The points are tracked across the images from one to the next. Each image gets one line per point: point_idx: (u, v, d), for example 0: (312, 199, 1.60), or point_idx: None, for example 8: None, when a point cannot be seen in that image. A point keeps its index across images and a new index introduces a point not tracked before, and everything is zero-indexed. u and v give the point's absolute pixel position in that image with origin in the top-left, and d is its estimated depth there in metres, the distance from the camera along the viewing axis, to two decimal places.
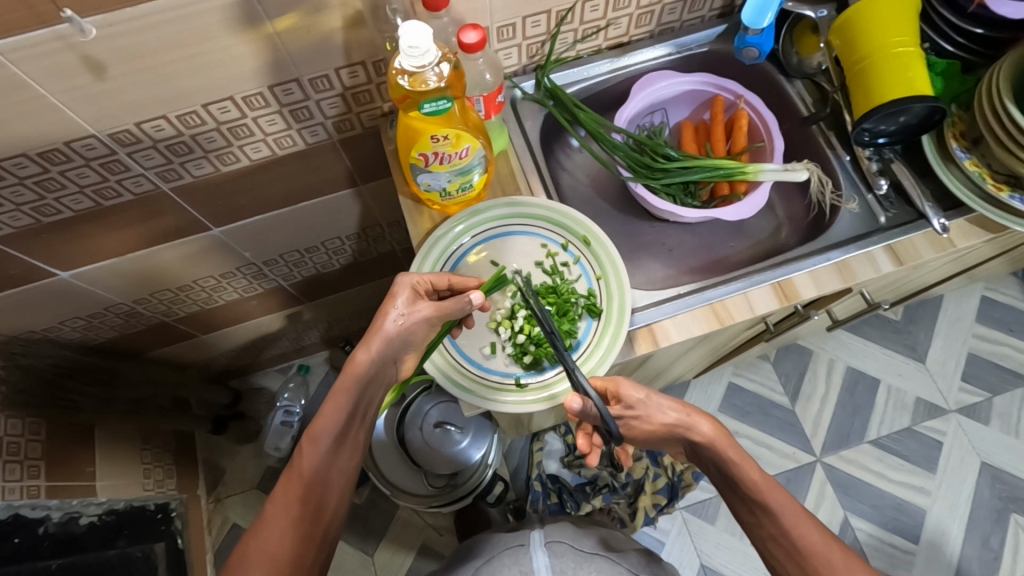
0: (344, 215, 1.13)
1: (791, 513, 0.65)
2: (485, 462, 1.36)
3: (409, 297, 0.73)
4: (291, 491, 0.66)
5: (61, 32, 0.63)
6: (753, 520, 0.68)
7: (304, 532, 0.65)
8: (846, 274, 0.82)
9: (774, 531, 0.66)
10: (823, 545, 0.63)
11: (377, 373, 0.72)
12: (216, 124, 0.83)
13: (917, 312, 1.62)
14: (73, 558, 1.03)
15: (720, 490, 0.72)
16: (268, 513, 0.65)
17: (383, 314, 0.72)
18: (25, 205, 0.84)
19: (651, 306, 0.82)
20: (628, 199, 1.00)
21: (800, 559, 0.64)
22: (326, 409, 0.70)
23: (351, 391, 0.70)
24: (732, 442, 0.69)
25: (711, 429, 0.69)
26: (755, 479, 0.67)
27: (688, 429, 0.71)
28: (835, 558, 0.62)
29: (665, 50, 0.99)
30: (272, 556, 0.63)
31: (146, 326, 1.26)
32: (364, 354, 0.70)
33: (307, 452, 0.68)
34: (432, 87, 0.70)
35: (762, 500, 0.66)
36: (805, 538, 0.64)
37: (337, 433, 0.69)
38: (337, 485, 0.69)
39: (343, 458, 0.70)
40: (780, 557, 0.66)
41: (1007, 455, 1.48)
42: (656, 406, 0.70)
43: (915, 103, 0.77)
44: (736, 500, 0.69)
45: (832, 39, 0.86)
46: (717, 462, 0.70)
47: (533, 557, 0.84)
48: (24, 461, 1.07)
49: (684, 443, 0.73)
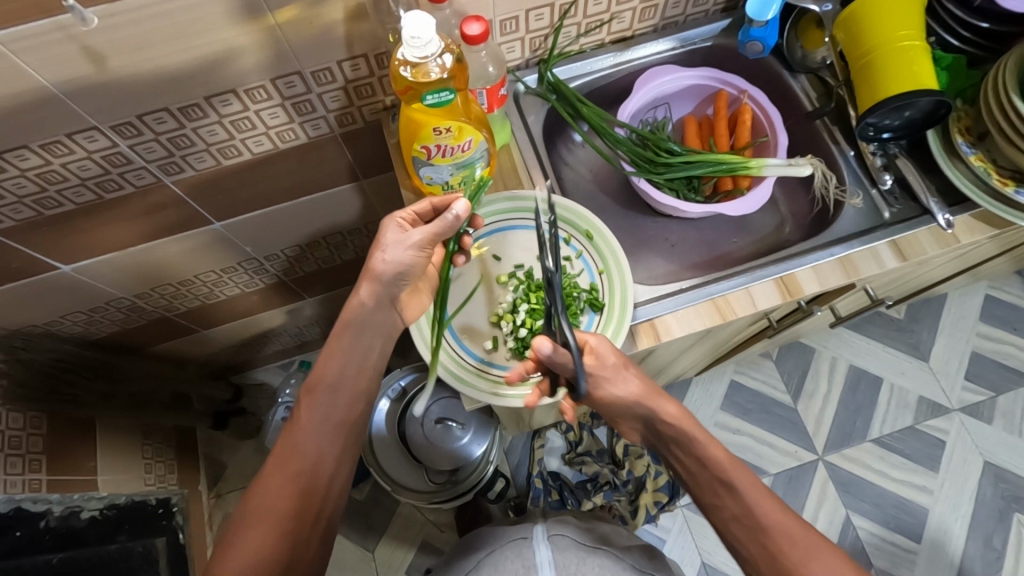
0: (345, 210, 1.13)
1: (752, 490, 0.68)
2: (487, 458, 1.36)
3: (398, 228, 0.74)
4: (289, 444, 0.70)
5: (62, 22, 0.63)
6: (716, 502, 0.69)
7: (303, 484, 0.69)
8: (849, 269, 0.82)
9: (737, 511, 0.68)
10: (782, 520, 0.66)
11: (370, 318, 0.74)
12: (218, 116, 0.82)
13: (920, 311, 1.61)
14: (73, 553, 1.02)
15: (683, 476, 0.73)
16: (269, 466, 0.70)
17: (374, 252, 0.73)
18: (26, 197, 0.84)
19: (652, 301, 0.82)
20: (631, 196, 0.99)
21: (762, 537, 0.66)
22: (322, 364, 0.74)
23: (343, 338, 0.74)
24: (696, 424, 0.73)
25: (674, 409, 0.72)
26: (720, 458, 0.70)
27: (653, 408, 0.73)
28: (795, 531, 0.65)
29: (668, 44, 0.98)
30: (273, 508, 0.67)
31: (147, 321, 1.26)
32: (355, 300, 0.73)
33: (304, 406, 0.72)
34: (434, 78, 0.69)
35: (727, 479, 0.69)
36: (766, 515, 0.66)
37: (332, 386, 0.73)
38: (338, 437, 0.72)
39: (343, 409, 0.73)
40: (742, 536, 0.67)
41: (1009, 454, 1.47)
42: (625, 378, 0.73)
43: (920, 97, 0.76)
44: (700, 484, 0.71)
45: (837, 33, 0.86)
46: (680, 442, 0.73)
47: (536, 551, 0.83)
48: (26, 455, 1.08)
49: (643, 423, 0.75)
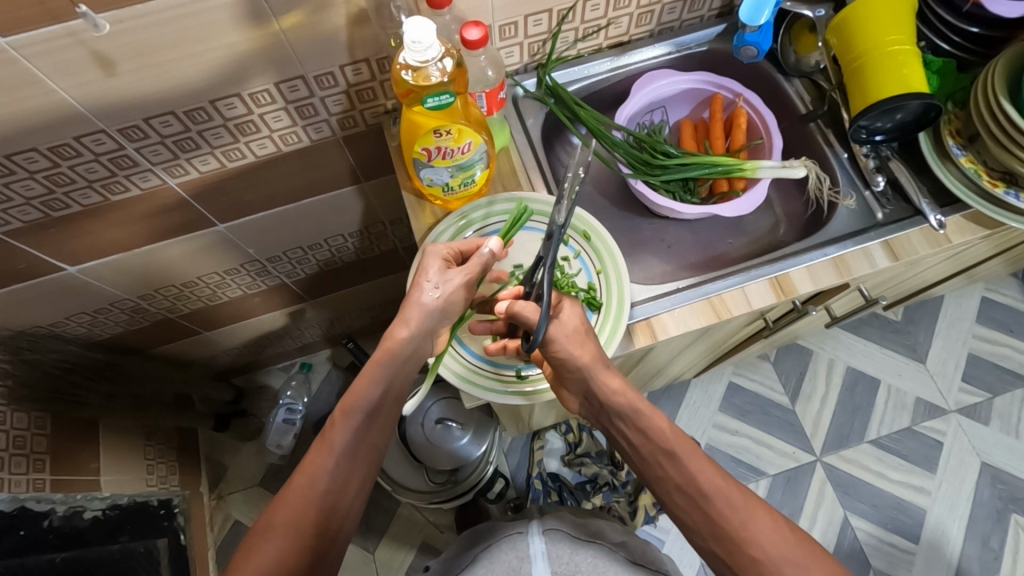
0: (347, 213, 1.14)
1: (693, 459, 0.69)
2: (487, 458, 1.38)
3: (440, 267, 0.76)
4: (319, 462, 0.68)
5: (72, 28, 0.65)
6: (659, 473, 0.71)
7: (328, 502, 0.67)
8: (842, 269, 0.83)
9: (680, 481, 0.69)
10: (723, 488, 0.67)
11: (414, 350, 0.75)
12: (223, 120, 0.84)
13: (917, 313, 1.62)
14: (77, 552, 1.03)
15: (626, 446, 0.75)
16: (294, 481, 0.67)
17: (417, 285, 0.75)
18: (34, 199, 0.85)
19: (649, 300, 0.83)
20: (628, 198, 1.01)
21: (702, 504, 0.67)
22: (360, 384, 0.73)
23: (386, 366, 0.73)
24: (640, 396, 0.74)
25: (617, 383, 0.73)
26: (664, 429, 0.71)
27: (598, 380, 0.74)
28: (734, 497, 0.66)
29: (664, 49, 1.00)
30: (298, 524, 0.65)
31: (151, 322, 1.27)
32: (403, 331, 0.73)
33: (339, 425, 0.70)
34: (435, 82, 0.71)
35: (669, 449, 0.70)
36: (707, 482, 0.67)
37: (368, 410, 0.72)
38: (364, 461, 0.71)
39: (373, 435, 0.72)
40: (686, 506, 0.68)
41: (1007, 455, 1.48)
42: (575, 349, 0.74)
43: (911, 100, 0.78)
44: (644, 454, 0.72)
45: (829, 38, 0.88)
46: (626, 416, 0.74)
47: (530, 543, 0.86)
48: (31, 455, 1.10)
49: (583, 393, 0.77)
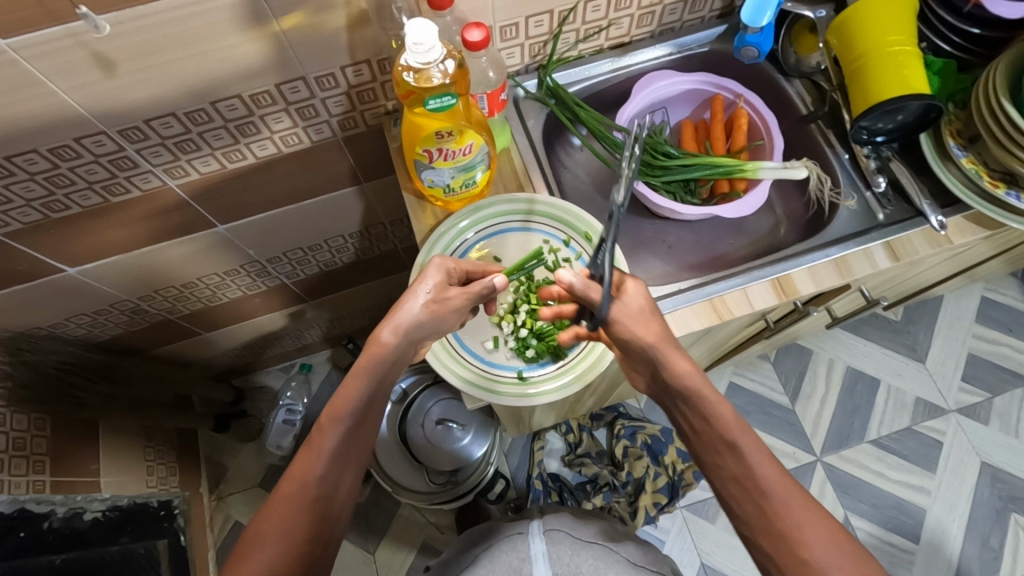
0: (348, 213, 1.14)
1: (756, 452, 0.63)
2: (488, 459, 1.38)
3: (439, 280, 0.76)
4: (307, 469, 0.66)
5: (73, 30, 0.64)
6: (717, 460, 0.65)
7: (318, 509, 0.65)
8: (843, 269, 0.83)
9: (737, 471, 0.63)
10: (783, 488, 0.61)
11: (400, 353, 0.73)
12: (223, 121, 0.84)
13: (917, 313, 1.62)
14: (77, 553, 1.03)
15: (687, 430, 0.69)
16: (282, 489, 0.65)
17: (411, 295, 0.74)
18: (34, 200, 0.85)
19: (650, 301, 0.83)
20: (629, 199, 1.01)
21: (759, 499, 0.61)
22: (347, 388, 0.70)
23: (375, 371, 0.71)
24: (706, 379, 0.67)
25: (686, 363, 0.68)
26: (727, 417, 0.65)
27: (664, 357, 0.69)
28: (795, 500, 0.60)
29: (665, 49, 1.00)
30: (288, 533, 0.62)
31: (151, 323, 1.27)
32: (389, 335, 0.72)
33: (326, 430, 0.67)
34: (436, 83, 0.71)
35: (731, 439, 0.64)
36: (767, 478, 0.61)
37: (355, 414, 0.69)
38: (353, 466, 0.68)
39: (361, 439, 0.70)
40: (740, 499, 0.62)
41: (1006, 454, 1.48)
42: (640, 325, 0.69)
43: (912, 101, 0.78)
44: (702, 439, 0.67)
45: (830, 39, 0.88)
46: (687, 398, 0.68)
47: (531, 544, 0.86)
48: (31, 457, 1.10)
49: (651, 369, 0.71)
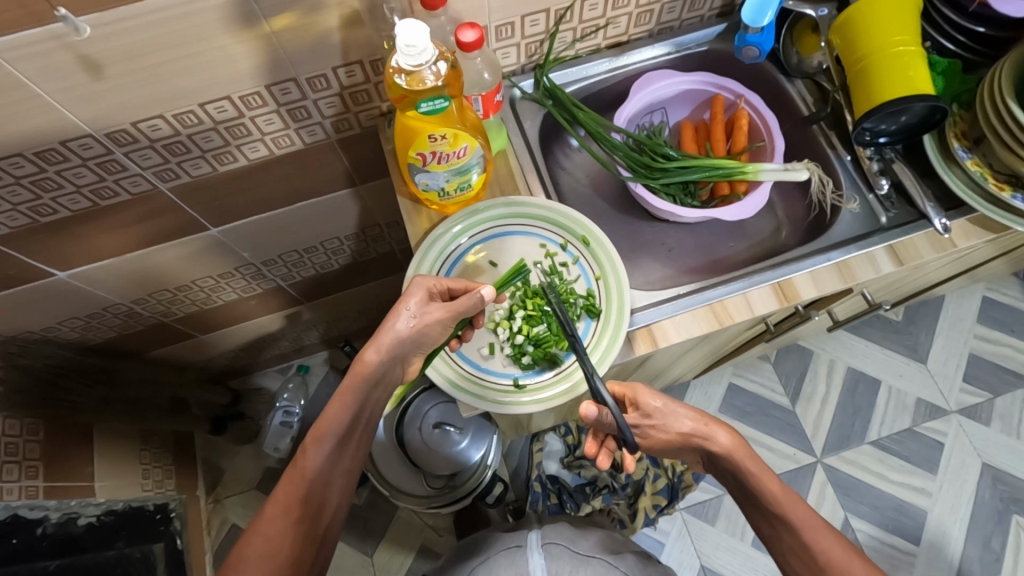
0: (343, 215, 1.13)
1: (810, 525, 0.65)
2: (485, 464, 1.35)
3: (422, 297, 0.74)
4: (293, 490, 0.66)
5: (56, 31, 0.63)
6: (774, 534, 0.68)
7: (303, 530, 0.65)
8: (846, 274, 0.82)
9: (795, 545, 0.65)
10: (843, 559, 0.62)
11: (384, 374, 0.74)
12: (214, 124, 0.82)
13: (918, 313, 1.61)
14: (71, 559, 1.02)
15: (742, 502, 0.72)
16: (268, 511, 0.65)
17: (391, 317, 0.73)
18: (21, 204, 0.84)
19: (649, 307, 0.82)
20: (628, 201, 1.00)
21: (821, 573, 0.63)
22: (331, 409, 0.70)
23: (357, 391, 0.72)
24: (751, 455, 0.71)
25: (727, 440, 0.71)
26: (774, 491, 0.67)
27: (707, 439, 0.73)
28: (856, 571, 0.61)
29: (664, 49, 0.98)
30: (273, 554, 0.62)
31: (145, 326, 1.26)
32: (373, 355, 0.72)
33: (311, 451, 0.68)
34: (429, 86, 0.69)
35: (782, 513, 0.66)
36: (825, 552, 0.63)
37: (340, 435, 0.70)
38: (337, 487, 0.69)
39: (345, 460, 0.71)
40: (802, 571, 0.64)
41: (1008, 456, 1.47)
42: (675, 415, 0.73)
43: (916, 102, 0.76)
44: (758, 514, 0.69)
45: (832, 38, 0.86)
46: (735, 473, 0.71)
47: (530, 559, 0.83)
48: (22, 462, 1.07)
49: (701, 453, 0.75)
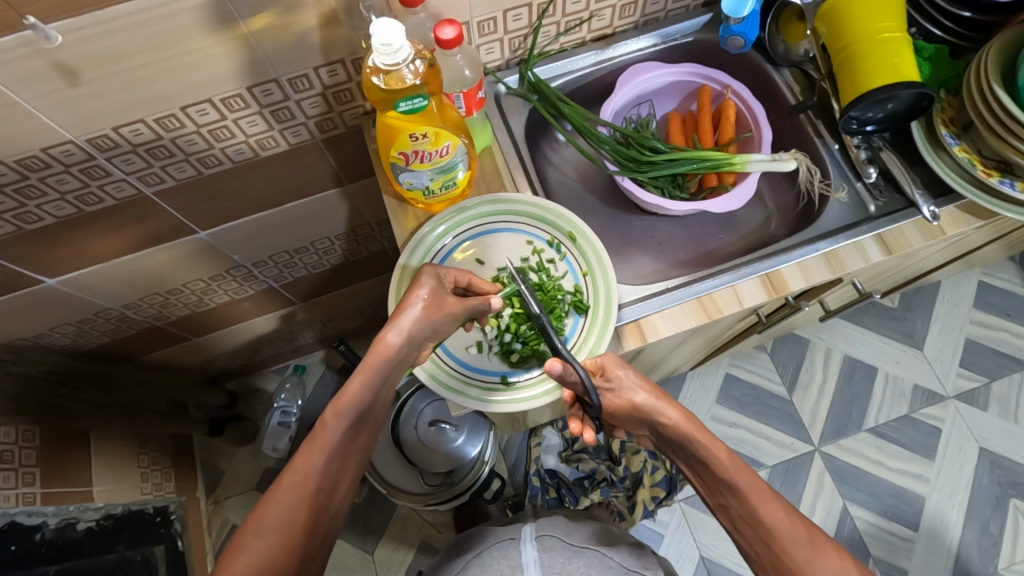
0: (332, 215, 1.12)
1: (755, 490, 0.65)
2: (482, 460, 1.36)
3: (434, 286, 0.74)
4: (312, 461, 0.65)
5: (26, 38, 0.62)
6: (724, 501, 0.68)
7: (318, 502, 0.64)
8: (835, 265, 0.81)
9: (742, 511, 0.65)
10: (787, 523, 0.62)
11: (404, 357, 0.72)
12: (196, 127, 0.82)
13: (914, 299, 1.61)
14: (70, 564, 1.03)
15: (693, 475, 0.73)
16: (286, 479, 0.64)
17: (404, 305, 0.73)
18: (6, 212, 0.83)
19: (638, 301, 0.81)
20: (617, 194, 0.99)
21: (767, 538, 0.63)
22: (354, 384, 0.68)
23: (378, 371, 0.69)
24: (701, 428, 0.71)
25: (676, 414, 0.72)
26: (722, 459, 0.67)
27: (656, 412, 0.73)
28: (800, 535, 0.62)
29: (650, 40, 0.98)
30: (287, 524, 0.62)
31: (137, 331, 1.26)
32: (394, 336, 0.70)
33: (331, 424, 0.67)
34: (408, 84, 0.69)
35: (728, 479, 0.66)
36: (770, 515, 0.63)
37: (360, 410, 0.68)
38: (353, 460, 0.69)
39: (363, 434, 0.70)
40: (750, 538, 0.65)
41: (1005, 440, 1.47)
42: (631, 384, 0.73)
43: (900, 89, 0.75)
44: (709, 483, 0.69)
45: (818, 26, 0.85)
46: (686, 446, 0.71)
47: (522, 551, 0.82)
48: (20, 469, 1.06)
49: (652, 427, 0.76)
